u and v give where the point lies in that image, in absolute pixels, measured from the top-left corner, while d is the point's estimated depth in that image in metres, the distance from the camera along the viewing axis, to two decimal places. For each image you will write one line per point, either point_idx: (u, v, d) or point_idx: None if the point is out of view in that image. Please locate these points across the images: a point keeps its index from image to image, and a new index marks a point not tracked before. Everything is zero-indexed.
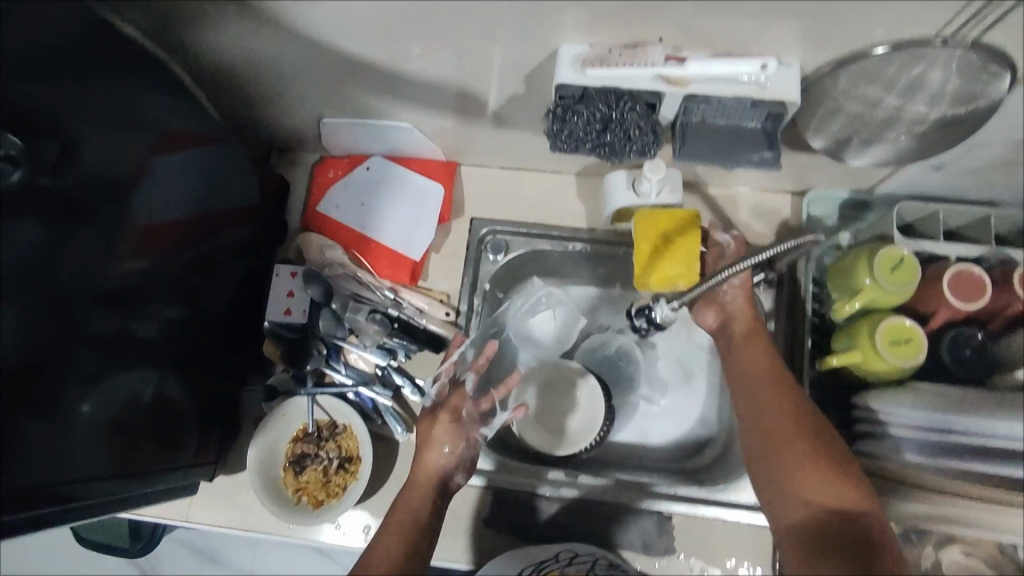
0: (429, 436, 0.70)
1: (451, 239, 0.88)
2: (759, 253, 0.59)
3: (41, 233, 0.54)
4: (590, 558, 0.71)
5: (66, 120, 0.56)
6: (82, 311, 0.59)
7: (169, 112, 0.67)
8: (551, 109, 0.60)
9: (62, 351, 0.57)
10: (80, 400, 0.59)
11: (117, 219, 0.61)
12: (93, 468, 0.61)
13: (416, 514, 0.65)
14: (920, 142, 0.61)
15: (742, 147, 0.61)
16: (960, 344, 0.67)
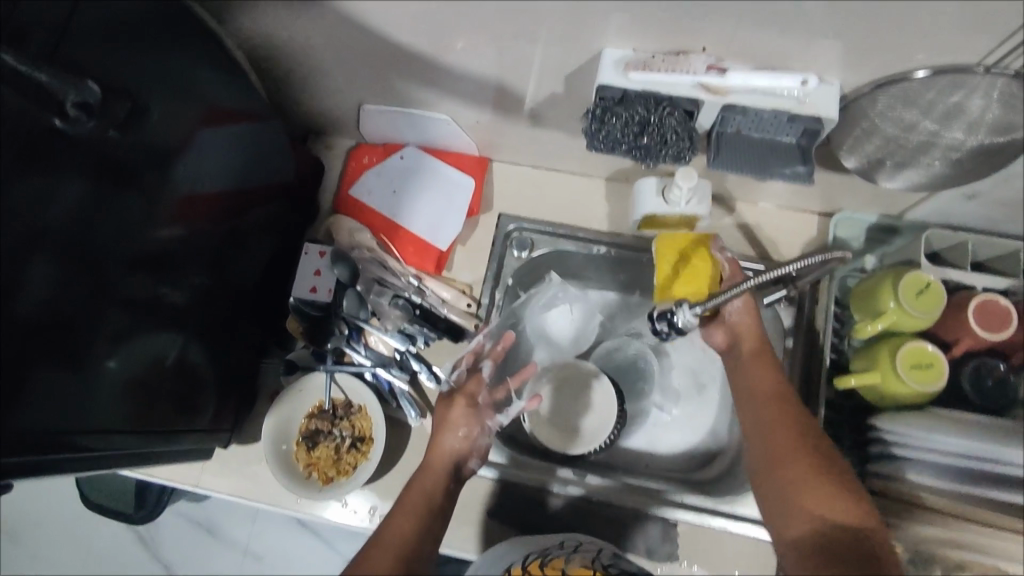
0: (445, 420, 0.71)
1: (478, 233, 0.89)
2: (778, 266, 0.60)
3: (86, 192, 0.56)
4: (596, 546, 0.67)
5: (120, 89, 0.59)
6: (116, 273, 0.60)
7: (219, 90, 0.69)
8: (591, 109, 0.61)
9: (96, 307, 0.59)
10: (106, 354, 0.61)
11: (158, 185, 0.63)
12: (113, 421, 0.63)
13: (430, 493, 0.65)
14: (953, 169, 0.61)
15: (775, 160, 0.62)
16: (982, 374, 0.67)
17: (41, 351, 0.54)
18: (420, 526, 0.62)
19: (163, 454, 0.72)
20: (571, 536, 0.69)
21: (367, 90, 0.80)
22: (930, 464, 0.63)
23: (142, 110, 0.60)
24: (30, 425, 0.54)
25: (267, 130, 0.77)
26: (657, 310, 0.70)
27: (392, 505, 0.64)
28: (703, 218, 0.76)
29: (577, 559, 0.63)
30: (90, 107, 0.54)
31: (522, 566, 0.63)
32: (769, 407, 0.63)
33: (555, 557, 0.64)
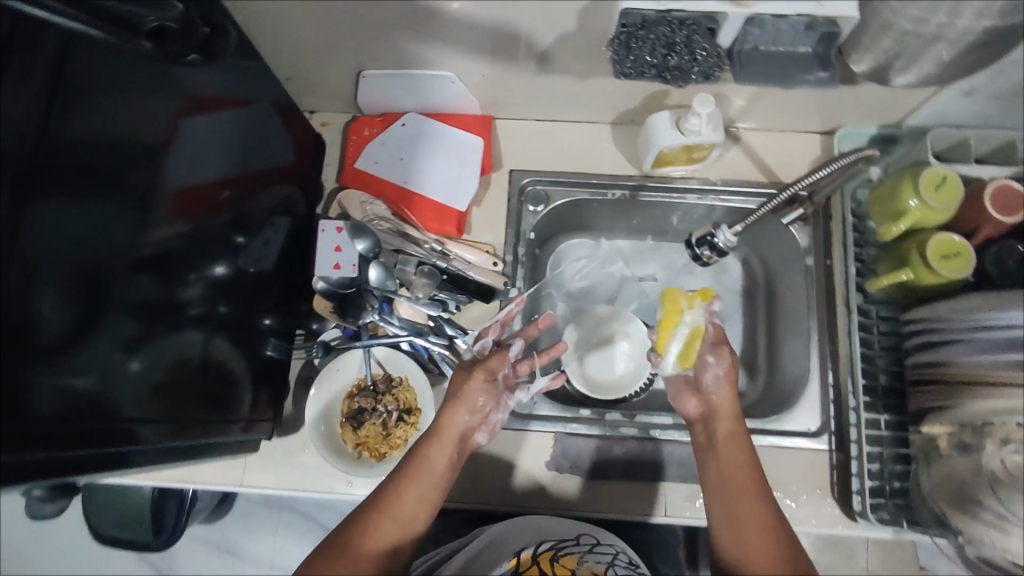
0: (461, 390, 0.66)
1: (492, 191, 0.88)
2: (778, 196, 0.70)
3: (64, 207, 0.49)
4: (613, 551, 0.65)
5: (87, 86, 0.51)
6: (122, 278, 0.55)
7: (201, 78, 0.63)
8: (614, 37, 0.62)
9: (108, 316, 0.54)
10: (127, 358, 0.57)
11: (152, 183, 0.57)
12: (155, 433, 0.60)
13: (434, 468, 0.61)
14: (959, 60, 0.64)
15: (797, 70, 0.64)
16: (1002, 259, 0.69)
17: (76, 353, 0.51)
18: (416, 508, 0.58)
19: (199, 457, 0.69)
20: (587, 535, 0.67)
21: (365, 54, 0.77)
22: (982, 343, 0.64)
23: (134, 101, 0.54)
24: (62, 448, 0.49)
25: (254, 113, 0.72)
26: (693, 236, 0.71)
27: (389, 481, 0.59)
28: (719, 144, 0.77)
29: (591, 563, 0.61)
30: (164, 33, 0.52)
31: (533, 553, 0.61)
32: (730, 464, 0.60)
33: (570, 554, 0.62)
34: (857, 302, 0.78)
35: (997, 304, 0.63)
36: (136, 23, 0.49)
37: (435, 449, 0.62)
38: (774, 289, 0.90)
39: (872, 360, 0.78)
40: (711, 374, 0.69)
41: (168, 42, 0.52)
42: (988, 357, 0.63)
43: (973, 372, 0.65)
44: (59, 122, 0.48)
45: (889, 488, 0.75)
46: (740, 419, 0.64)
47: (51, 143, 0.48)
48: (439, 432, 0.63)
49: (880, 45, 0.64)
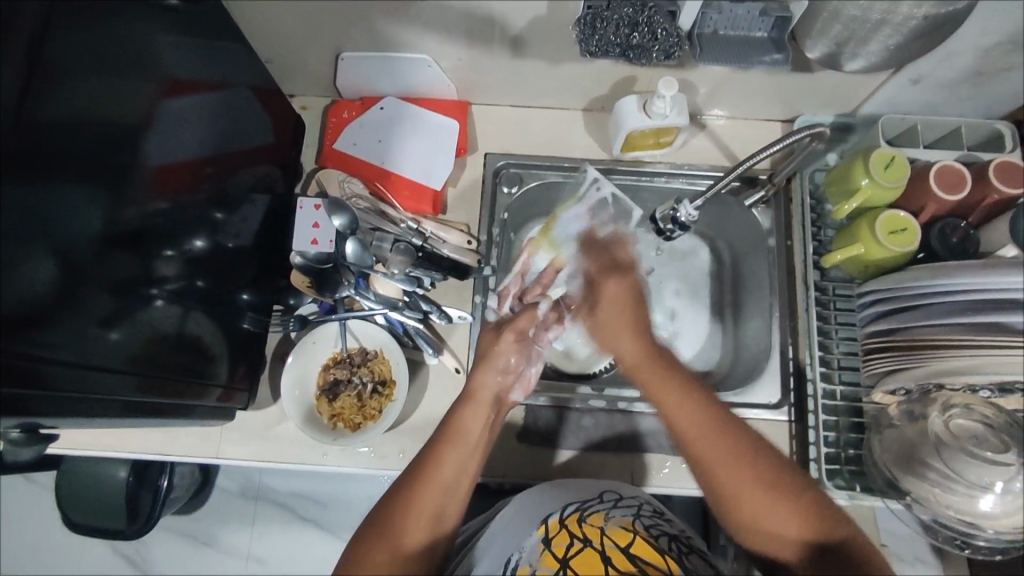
0: (492, 351, 0.68)
1: (468, 172, 0.91)
2: (743, 163, 0.74)
3: (27, 188, 0.50)
4: (636, 503, 0.65)
5: (63, 69, 0.52)
6: (97, 253, 0.57)
7: (175, 58, 0.64)
8: (580, 19, 0.65)
9: (81, 289, 0.55)
10: (107, 329, 0.58)
11: (130, 161, 0.59)
12: (132, 395, 0.62)
13: (468, 431, 0.62)
14: (905, 47, 0.69)
15: (753, 52, 0.68)
16: (947, 234, 0.74)
17: (54, 318, 0.53)
18: (455, 473, 0.60)
19: (173, 419, 0.71)
20: (609, 492, 0.67)
21: (345, 37, 0.80)
22: (934, 309, 0.68)
23: (111, 79, 0.56)
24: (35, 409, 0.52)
25: (233, 97, 0.74)
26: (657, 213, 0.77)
27: (425, 452, 0.61)
28: (683, 127, 0.81)
29: (617, 517, 0.62)
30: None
31: (560, 518, 0.61)
32: (656, 384, 0.63)
33: (595, 512, 0.62)
34: (815, 279, 0.83)
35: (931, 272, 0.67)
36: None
37: (466, 415, 0.63)
38: (738, 270, 0.94)
39: (827, 334, 0.82)
40: (603, 291, 0.70)
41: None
42: (952, 321, 0.66)
43: (920, 336, 0.68)
44: (35, 103, 0.50)
45: (844, 456, 0.78)
46: (646, 328, 0.67)
47: (29, 123, 0.49)
48: (472, 397, 0.65)
49: (833, 31, 0.68)
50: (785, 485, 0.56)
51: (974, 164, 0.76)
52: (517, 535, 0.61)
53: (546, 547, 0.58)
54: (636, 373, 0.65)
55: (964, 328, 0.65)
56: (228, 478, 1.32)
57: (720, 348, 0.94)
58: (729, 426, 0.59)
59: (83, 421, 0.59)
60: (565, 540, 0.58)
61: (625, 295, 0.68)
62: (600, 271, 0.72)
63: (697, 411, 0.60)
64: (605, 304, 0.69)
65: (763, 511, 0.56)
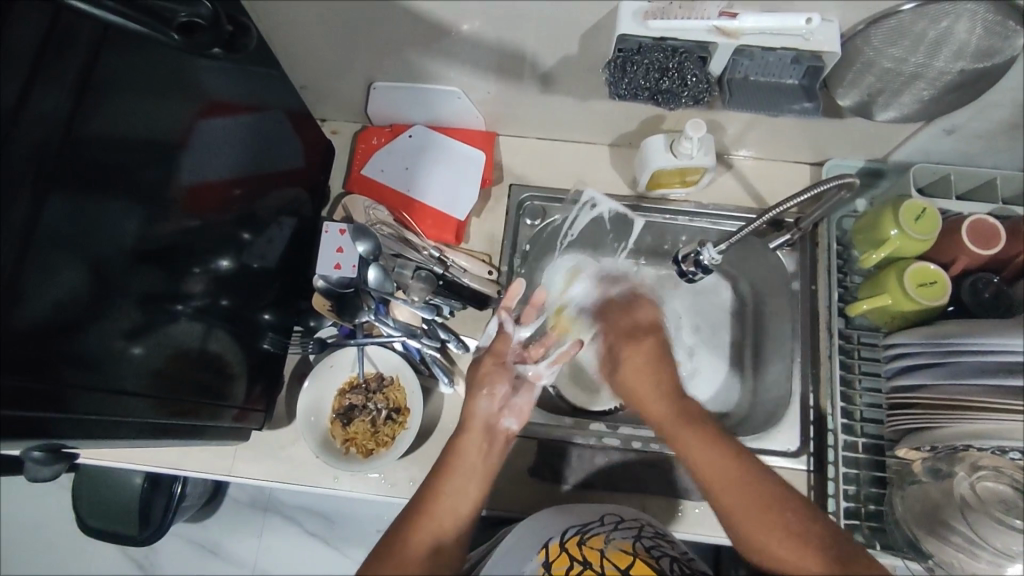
0: (479, 378, 0.69)
1: (492, 203, 0.92)
2: (777, 206, 0.73)
3: (71, 204, 0.51)
4: (636, 525, 0.64)
5: (111, 90, 0.54)
6: (127, 269, 0.58)
7: (218, 82, 0.66)
8: (610, 61, 0.65)
9: (108, 304, 0.56)
10: (131, 344, 0.60)
11: (166, 180, 0.61)
12: (149, 413, 0.63)
13: (472, 455, 0.63)
14: (940, 98, 0.68)
15: (784, 99, 0.67)
16: (979, 287, 0.73)
17: (76, 335, 0.54)
18: (461, 498, 0.60)
19: (187, 439, 0.71)
20: (610, 514, 0.66)
21: (379, 67, 0.82)
22: (967, 366, 0.66)
23: (153, 104, 0.58)
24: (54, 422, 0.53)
25: (266, 120, 0.76)
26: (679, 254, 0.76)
27: (431, 473, 0.62)
28: (710, 168, 0.80)
29: (617, 540, 0.61)
30: (195, 28, 0.46)
31: (560, 541, 0.60)
32: (683, 436, 0.62)
33: (596, 534, 0.61)
34: (839, 326, 0.82)
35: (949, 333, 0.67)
36: (164, 15, 0.43)
37: (464, 442, 0.64)
38: (761, 311, 0.93)
39: (850, 383, 0.80)
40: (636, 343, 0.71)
41: (199, 36, 0.45)
42: (983, 382, 0.64)
43: (954, 392, 0.66)
44: (84, 115, 0.52)
45: (864, 510, 0.76)
46: (671, 380, 0.67)
47: (76, 136, 0.51)
48: (466, 426, 0.66)
49: (865, 81, 0.68)
50: (795, 525, 0.55)
51: (1008, 219, 0.74)
52: (514, 562, 0.59)
53: (548, 572, 0.58)
54: (668, 433, 0.64)
55: (1010, 394, 0.62)
56: (240, 489, 1.33)
57: (737, 390, 0.93)
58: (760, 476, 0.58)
59: (97, 442, 0.59)
60: (566, 564, 0.58)
61: (651, 355, 0.69)
62: (620, 335, 0.73)
63: (729, 480, 0.58)
64: (630, 365, 0.69)
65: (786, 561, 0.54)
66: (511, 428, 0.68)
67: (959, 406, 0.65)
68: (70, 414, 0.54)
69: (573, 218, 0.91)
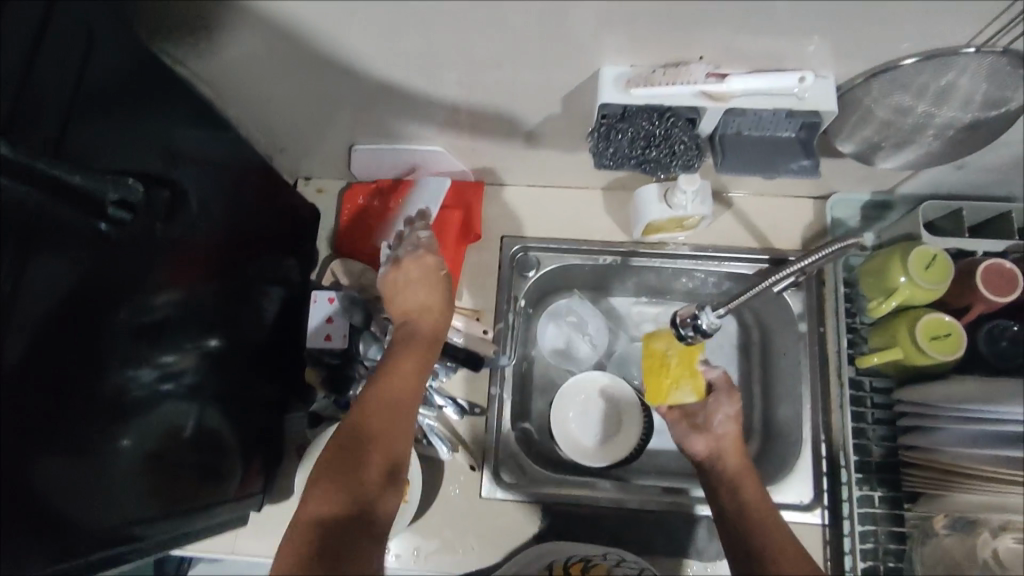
0: (408, 299, 0.69)
1: (483, 256, 0.89)
2: (787, 265, 0.67)
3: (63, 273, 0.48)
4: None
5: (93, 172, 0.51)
6: (117, 352, 0.56)
7: (195, 148, 0.64)
8: (595, 128, 0.62)
9: (94, 401, 0.53)
10: (122, 434, 0.58)
11: (154, 257, 0.58)
12: (140, 504, 0.60)
13: (413, 372, 0.62)
14: (947, 143, 0.64)
15: (779, 156, 0.63)
16: (995, 337, 0.69)
17: (71, 440, 0.51)
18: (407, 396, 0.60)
19: (191, 526, 0.69)
20: None
21: (358, 130, 0.79)
22: (976, 432, 0.63)
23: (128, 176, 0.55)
24: (60, 511, 0.50)
25: (250, 176, 0.74)
26: (677, 315, 0.70)
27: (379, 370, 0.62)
28: (707, 218, 0.76)
29: None
30: (128, 202, 0.52)
31: None
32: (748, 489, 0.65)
33: None
34: (849, 374, 0.78)
35: (980, 391, 0.63)
36: (94, 198, 0.49)
37: (402, 365, 0.62)
38: (769, 351, 0.90)
39: (863, 434, 0.77)
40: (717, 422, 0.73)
41: (128, 213, 0.53)
42: (982, 453, 0.61)
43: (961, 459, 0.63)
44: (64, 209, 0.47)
45: (883, 567, 0.73)
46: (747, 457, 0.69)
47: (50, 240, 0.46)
48: (415, 342, 0.66)
49: (866, 129, 0.64)
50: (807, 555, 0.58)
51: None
52: None
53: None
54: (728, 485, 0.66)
55: (1008, 463, 0.60)
56: None
57: (747, 435, 0.90)
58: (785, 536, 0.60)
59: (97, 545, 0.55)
60: None
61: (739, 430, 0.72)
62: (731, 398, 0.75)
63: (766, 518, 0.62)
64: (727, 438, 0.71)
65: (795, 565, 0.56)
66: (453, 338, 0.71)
67: (952, 473, 0.65)
68: (77, 539, 0.52)
69: (566, 263, 0.89)
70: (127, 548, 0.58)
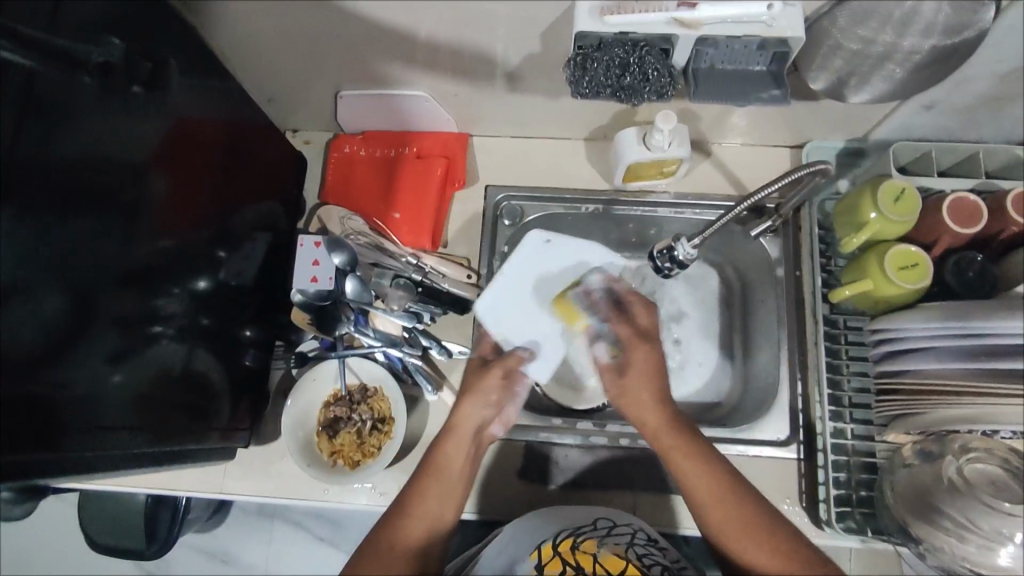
0: (476, 385, 0.70)
1: (468, 205, 0.91)
2: (755, 194, 0.70)
3: (34, 235, 0.50)
4: (629, 531, 0.66)
5: (74, 111, 0.53)
6: (106, 294, 0.57)
7: (184, 101, 0.65)
8: (571, 59, 0.64)
9: (83, 332, 0.55)
10: (112, 370, 0.59)
11: (137, 201, 0.60)
12: (134, 439, 0.61)
13: (450, 462, 0.64)
14: (913, 76, 0.66)
15: (751, 88, 0.65)
16: (962, 268, 0.71)
17: (60, 364, 0.53)
18: (443, 508, 0.62)
19: (176, 463, 0.70)
20: (603, 519, 0.68)
21: (344, 76, 0.80)
22: (954, 348, 0.65)
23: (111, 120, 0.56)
24: (51, 440, 0.52)
25: (240, 129, 0.76)
26: (655, 248, 0.74)
27: (417, 474, 0.63)
28: (684, 159, 0.79)
29: (610, 545, 0.62)
30: (110, 67, 0.56)
31: (554, 544, 0.62)
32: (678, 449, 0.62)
33: (588, 538, 0.62)
34: (824, 313, 0.80)
35: (954, 312, 0.64)
36: (82, 59, 0.54)
37: (428, 483, 0.63)
38: (748, 298, 0.92)
39: (837, 370, 0.79)
40: (630, 360, 0.67)
41: (114, 75, 0.56)
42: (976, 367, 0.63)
43: (950, 379, 0.64)
44: (33, 145, 0.50)
45: (856, 497, 0.75)
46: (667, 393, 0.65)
47: (27, 162, 0.50)
48: (455, 429, 0.66)
49: (835, 62, 0.66)
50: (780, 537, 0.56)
51: (991, 193, 0.73)
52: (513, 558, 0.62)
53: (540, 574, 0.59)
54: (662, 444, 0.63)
55: (986, 375, 0.63)
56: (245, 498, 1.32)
57: (727, 380, 0.92)
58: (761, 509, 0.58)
59: (88, 475, 0.57)
60: (558, 568, 0.59)
61: (652, 365, 0.66)
62: (631, 336, 0.68)
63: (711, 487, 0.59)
64: (636, 371, 0.66)
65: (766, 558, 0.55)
66: (493, 435, 0.69)
67: (942, 391, 0.65)
68: (70, 458, 0.54)
69: (551, 212, 0.89)
70: (119, 471, 0.60)
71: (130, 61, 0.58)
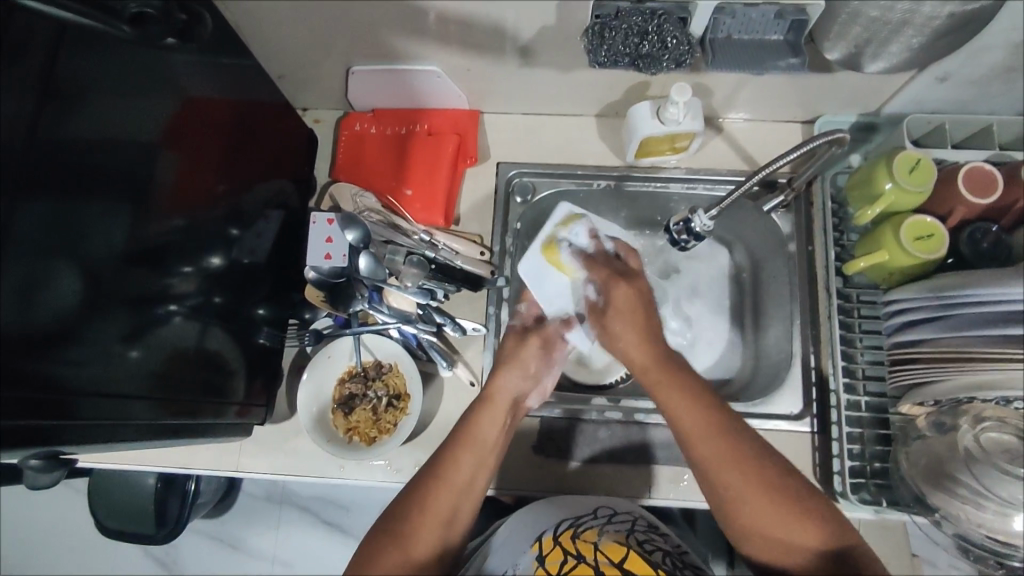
0: (514, 356, 0.72)
1: (480, 182, 0.91)
2: (775, 161, 0.69)
3: (52, 212, 0.50)
4: (629, 518, 0.67)
5: (85, 88, 0.53)
6: (118, 271, 0.57)
7: (193, 78, 0.65)
8: (589, 28, 0.64)
9: (97, 306, 0.55)
10: (128, 347, 0.59)
11: (148, 179, 0.59)
12: (151, 414, 0.61)
13: (486, 432, 0.64)
14: (930, 44, 0.66)
15: (768, 57, 0.65)
16: (977, 238, 0.72)
17: (76, 339, 0.53)
18: (470, 475, 0.61)
19: (191, 439, 0.70)
20: (603, 507, 0.68)
21: (355, 51, 0.80)
22: (959, 316, 0.66)
23: (122, 96, 0.56)
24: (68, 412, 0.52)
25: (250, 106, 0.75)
26: (673, 223, 0.76)
27: (445, 447, 0.63)
28: (698, 133, 0.79)
29: (611, 534, 0.63)
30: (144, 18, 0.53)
31: (554, 535, 0.62)
32: (665, 392, 0.62)
33: (589, 528, 0.63)
34: (837, 286, 0.80)
35: (947, 283, 0.66)
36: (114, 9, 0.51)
37: (462, 456, 0.62)
38: (760, 274, 0.92)
39: (851, 344, 0.79)
40: (612, 297, 0.69)
41: (150, 26, 0.53)
42: (984, 332, 0.63)
43: (962, 344, 0.65)
44: (49, 123, 0.50)
45: (869, 468, 0.75)
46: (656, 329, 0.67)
47: (44, 137, 0.50)
48: (490, 399, 0.67)
49: (852, 31, 0.66)
50: (790, 497, 0.56)
51: (1005, 164, 0.73)
52: (513, 552, 0.62)
53: (540, 564, 0.58)
54: (652, 380, 0.64)
55: (995, 341, 0.63)
56: (254, 483, 1.32)
57: (739, 355, 0.92)
58: (771, 470, 0.58)
59: (100, 448, 0.58)
60: (558, 557, 0.59)
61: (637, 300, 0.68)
62: (609, 276, 0.72)
63: (704, 429, 0.59)
64: (617, 306, 0.69)
65: (771, 520, 0.56)
66: (528, 403, 0.73)
67: (950, 357, 0.66)
68: (82, 431, 0.54)
69: (563, 189, 0.90)
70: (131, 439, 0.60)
71: (167, 11, 0.55)
